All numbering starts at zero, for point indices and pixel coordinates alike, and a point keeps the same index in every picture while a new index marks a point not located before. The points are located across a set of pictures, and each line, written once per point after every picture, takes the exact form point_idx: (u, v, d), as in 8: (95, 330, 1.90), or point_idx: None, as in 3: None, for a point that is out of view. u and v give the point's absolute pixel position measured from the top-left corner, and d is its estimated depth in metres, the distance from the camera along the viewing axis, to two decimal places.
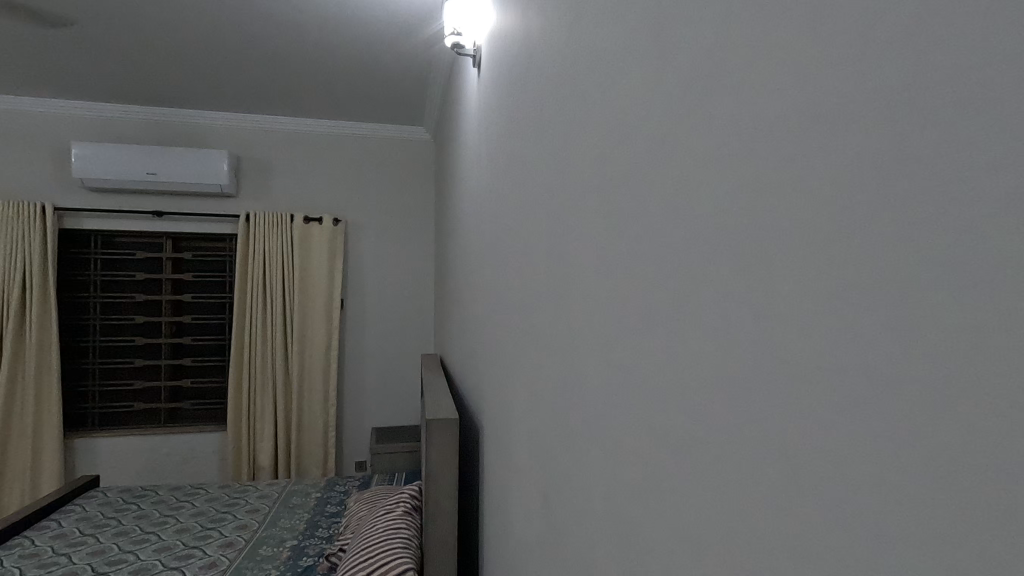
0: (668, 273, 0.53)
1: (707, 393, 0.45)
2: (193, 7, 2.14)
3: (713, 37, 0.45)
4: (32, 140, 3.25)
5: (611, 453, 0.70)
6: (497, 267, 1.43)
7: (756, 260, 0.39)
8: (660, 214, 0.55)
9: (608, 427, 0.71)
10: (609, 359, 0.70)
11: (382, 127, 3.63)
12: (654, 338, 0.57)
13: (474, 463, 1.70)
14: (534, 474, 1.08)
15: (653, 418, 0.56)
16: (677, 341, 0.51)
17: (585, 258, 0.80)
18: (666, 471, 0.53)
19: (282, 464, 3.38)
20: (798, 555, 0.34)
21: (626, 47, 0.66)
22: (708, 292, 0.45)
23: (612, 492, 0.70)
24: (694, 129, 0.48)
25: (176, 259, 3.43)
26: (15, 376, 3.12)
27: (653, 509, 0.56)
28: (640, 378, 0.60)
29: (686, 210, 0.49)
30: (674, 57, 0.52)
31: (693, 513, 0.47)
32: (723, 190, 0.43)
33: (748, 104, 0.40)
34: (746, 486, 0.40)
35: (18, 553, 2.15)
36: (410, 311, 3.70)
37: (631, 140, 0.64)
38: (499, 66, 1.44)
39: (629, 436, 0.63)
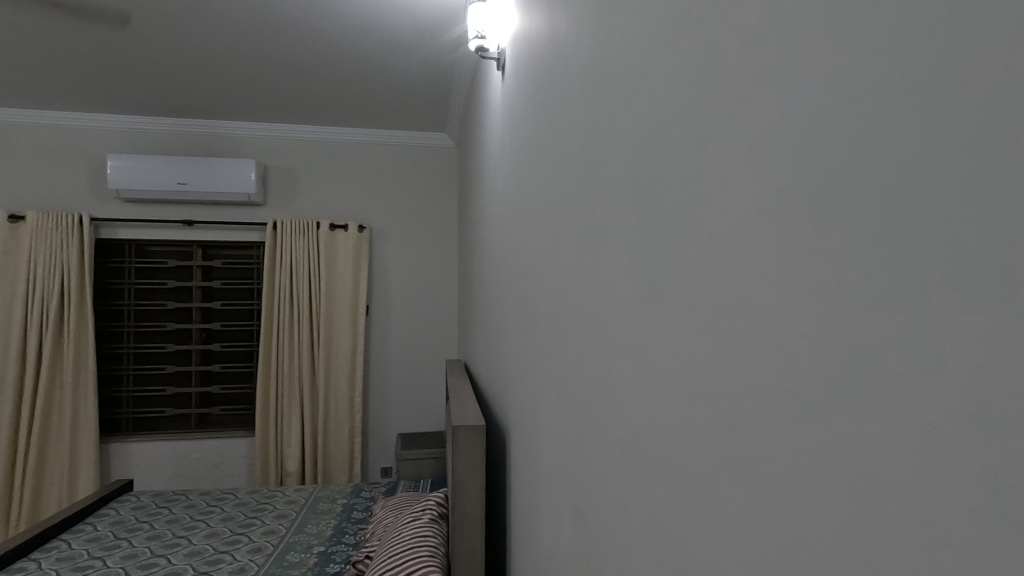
0: (707, 273, 0.51)
1: (758, 396, 0.42)
2: (218, 17, 2.16)
3: (762, 22, 0.43)
4: (70, 153, 3.36)
5: (645, 460, 0.68)
6: (523, 272, 1.41)
7: (806, 257, 0.37)
8: (697, 213, 0.53)
9: (642, 433, 0.69)
10: (643, 362, 0.68)
11: (406, 134, 3.65)
12: (691, 341, 0.55)
13: (501, 470, 1.68)
14: (563, 482, 1.05)
15: (695, 423, 0.54)
16: (717, 342, 0.49)
17: (617, 259, 0.77)
18: (708, 478, 0.50)
19: (310, 469, 3.40)
20: (864, 567, 0.32)
21: (658, 41, 0.64)
22: (754, 292, 0.43)
23: (647, 500, 0.68)
24: (735, 123, 0.46)
25: (206, 267, 3.49)
26: (54, 381, 3.21)
27: (693, 517, 0.54)
28: (676, 382, 0.58)
29: (727, 207, 0.47)
30: (714, 51, 0.51)
31: (740, 523, 0.45)
32: (769, 185, 0.41)
33: (797, 94, 0.38)
34: (799, 494, 0.38)
35: (55, 555, 2.20)
36: (435, 317, 3.70)
37: (665, 137, 0.62)
38: (525, 67, 1.42)
39: (665, 441, 0.61)
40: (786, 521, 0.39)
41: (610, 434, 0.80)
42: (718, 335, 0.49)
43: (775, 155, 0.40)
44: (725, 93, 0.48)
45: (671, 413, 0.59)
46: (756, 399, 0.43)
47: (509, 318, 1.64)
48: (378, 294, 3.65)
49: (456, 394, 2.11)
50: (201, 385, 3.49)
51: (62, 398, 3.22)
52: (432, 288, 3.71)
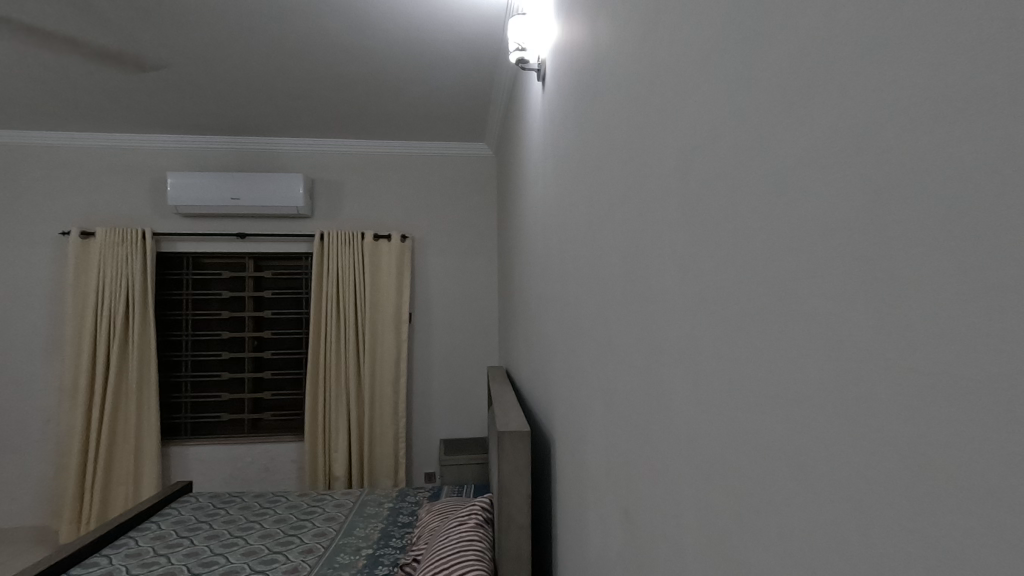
0: (756, 281, 0.52)
1: (813, 401, 0.43)
2: (268, 40, 2.26)
3: (812, 30, 0.43)
4: (133, 173, 3.57)
5: (694, 464, 0.68)
6: (567, 279, 1.43)
7: (856, 264, 0.38)
8: (745, 222, 0.54)
9: (690, 438, 0.70)
10: (691, 368, 0.69)
11: (446, 145, 3.73)
12: (741, 347, 0.55)
13: (546, 475, 1.69)
14: (612, 488, 1.06)
15: (750, 426, 0.54)
16: (768, 349, 0.50)
17: (665, 264, 0.78)
18: (763, 481, 0.51)
19: (356, 473, 3.48)
20: (926, 565, 0.32)
21: (703, 51, 0.65)
22: (806, 301, 0.44)
23: (696, 505, 0.68)
24: (785, 134, 0.47)
25: (258, 278, 3.65)
26: (120, 388, 3.41)
27: (745, 520, 0.55)
28: (724, 388, 0.59)
29: (778, 217, 0.48)
30: (762, 63, 0.51)
31: (794, 526, 0.46)
32: (819, 195, 0.42)
33: (845, 106, 0.39)
34: (852, 496, 0.38)
35: (124, 552, 2.33)
36: (476, 324, 3.74)
37: (710, 147, 0.63)
38: (567, 76, 1.43)
39: (715, 445, 0.62)
40: (843, 522, 0.39)
41: (660, 439, 0.80)
42: (771, 340, 0.49)
43: (828, 161, 0.41)
44: (774, 99, 0.49)
45: (724, 417, 0.60)
46: (813, 403, 0.43)
47: (552, 325, 1.65)
48: (420, 302, 3.72)
49: (500, 401, 2.13)
50: (254, 391, 3.64)
51: (128, 403, 3.42)
52: (472, 296, 3.76)
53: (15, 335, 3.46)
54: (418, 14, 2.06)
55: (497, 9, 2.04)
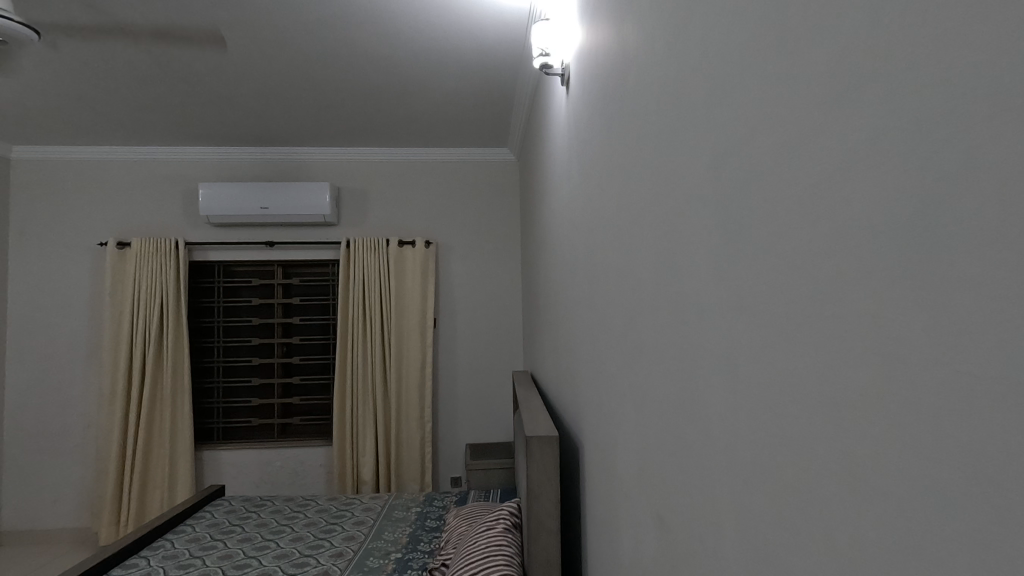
0: (796, 282, 0.52)
1: (861, 402, 0.43)
2: (296, 52, 2.31)
3: (855, 32, 0.43)
4: (166, 184, 3.68)
5: (732, 467, 0.68)
6: (595, 283, 1.42)
7: (906, 264, 0.38)
8: (785, 225, 0.54)
9: (726, 440, 0.69)
10: (727, 371, 0.68)
11: (468, 151, 3.76)
12: (780, 349, 0.55)
13: (575, 481, 1.68)
14: (645, 494, 1.05)
15: (790, 428, 0.53)
16: (810, 350, 0.50)
17: (699, 267, 0.77)
18: (807, 484, 0.50)
19: (383, 478, 3.51)
20: (993, 565, 0.32)
21: (738, 53, 0.65)
22: (852, 301, 0.43)
23: (734, 508, 0.68)
24: (825, 136, 0.47)
25: (286, 285, 3.72)
26: (156, 394, 3.50)
27: (788, 523, 0.54)
28: (763, 390, 0.59)
29: (819, 218, 0.48)
30: (800, 65, 0.51)
31: (842, 528, 0.45)
32: (864, 194, 0.42)
33: (892, 106, 0.39)
34: (907, 497, 0.38)
35: (162, 553, 2.39)
36: (500, 329, 3.75)
37: (745, 150, 0.62)
38: (592, 81, 1.43)
39: (754, 448, 0.62)
40: (897, 523, 0.39)
41: (695, 444, 0.79)
42: (813, 342, 0.49)
43: (875, 161, 0.41)
44: (815, 102, 0.48)
45: (763, 420, 0.59)
46: (864, 407, 0.43)
47: (579, 330, 1.64)
48: (445, 307, 3.75)
49: (526, 406, 2.13)
50: (283, 396, 3.70)
51: (163, 409, 3.51)
52: (496, 300, 3.77)
53: (57, 342, 3.59)
54: (441, 21, 2.08)
55: (520, 15, 2.05)
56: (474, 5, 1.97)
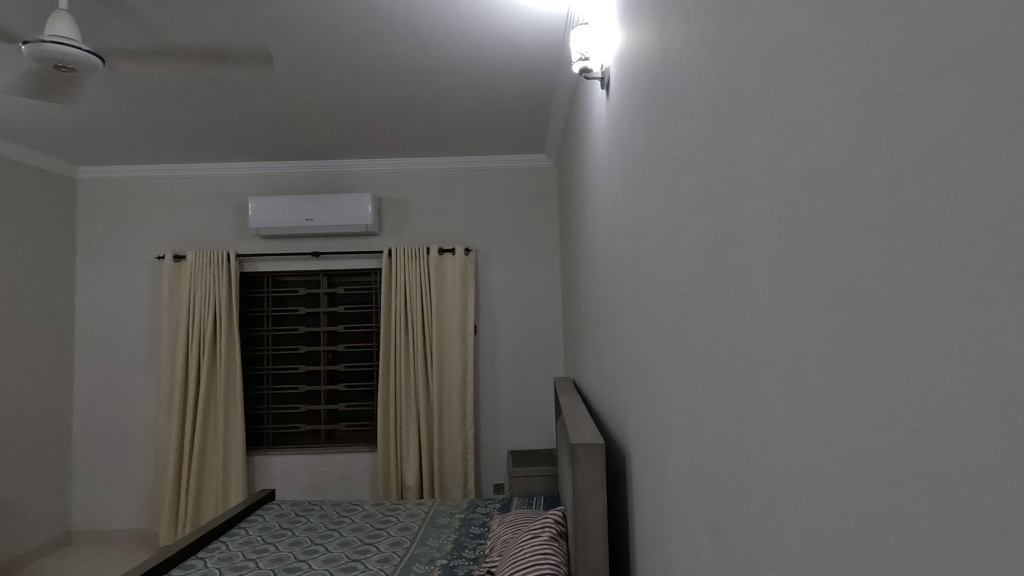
0: (861, 286, 0.50)
1: (943, 411, 0.41)
2: (338, 67, 2.37)
3: (925, 27, 0.41)
4: (217, 199, 3.83)
5: (792, 478, 0.65)
6: (640, 289, 1.40)
7: (996, 265, 0.36)
8: (847, 226, 0.52)
9: (784, 449, 0.67)
10: (785, 378, 0.66)
11: (506, 158, 3.77)
12: (846, 356, 0.53)
13: (623, 489, 1.65)
14: (699, 505, 1.01)
15: (858, 436, 0.51)
16: (877, 356, 0.48)
17: (754, 269, 0.74)
18: (879, 495, 0.48)
19: (427, 484, 3.54)
20: None
21: (788, 51, 0.63)
22: (929, 305, 0.41)
23: (793, 520, 0.65)
24: (890, 135, 0.45)
25: (331, 294, 3.81)
26: (210, 400, 3.64)
27: (857, 536, 0.52)
28: (827, 397, 0.57)
29: (885, 219, 0.46)
30: (859, 63, 0.49)
31: (922, 543, 0.43)
32: (939, 195, 0.40)
33: (974, 103, 0.37)
34: (1003, 511, 0.36)
35: (217, 555, 2.47)
36: (540, 335, 3.74)
37: (799, 150, 0.61)
38: (634, 82, 1.41)
39: (817, 457, 0.59)
40: (996, 539, 0.37)
41: (754, 455, 0.76)
42: (882, 347, 0.47)
43: (954, 158, 0.39)
44: (887, 91, 0.46)
45: (826, 428, 0.57)
46: (944, 415, 0.41)
47: (624, 335, 1.61)
48: (485, 314, 3.76)
49: (569, 413, 2.10)
50: (329, 403, 3.79)
51: (217, 415, 3.64)
52: (536, 307, 3.76)
53: (120, 352, 3.79)
54: (480, 30, 2.10)
55: (558, 20, 2.04)
56: (512, 11, 1.98)
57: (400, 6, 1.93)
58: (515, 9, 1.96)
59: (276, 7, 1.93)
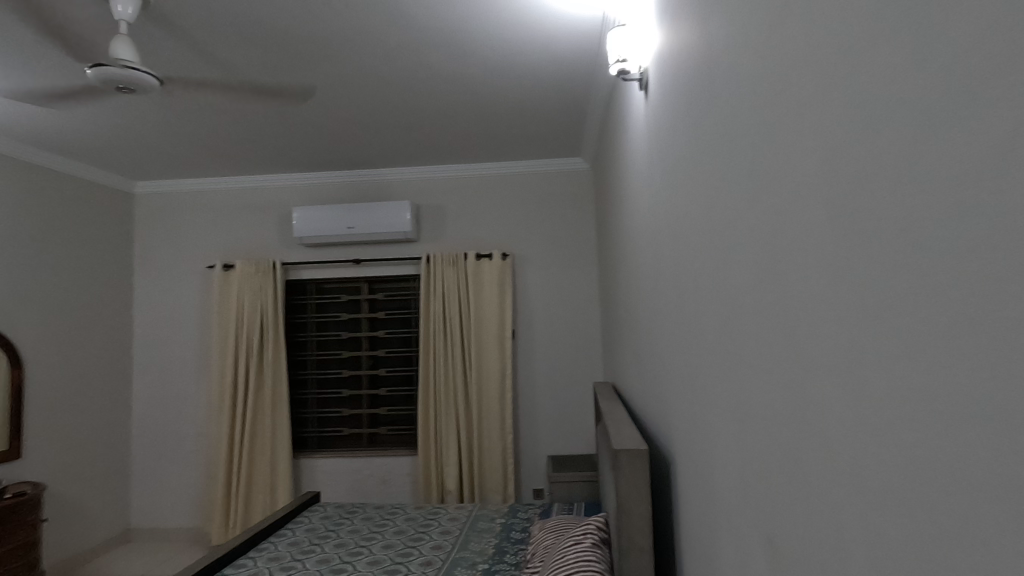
0: (920, 287, 0.48)
1: (1016, 418, 0.39)
2: (378, 78, 2.42)
3: (990, 19, 0.39)
4: (263, 210, 3.97)
5: (848, 487, 0.63)
6: (683, 293, 1.37)
7: None
8: (903, 227, 0.50)
9: (840, 457, 0.65)
10: (839, 383, 0.64)
11: (542, 163, 3.78)
12: (903, 361, 0.51)
13: (668, 496, 1.62)
14: (750, 514, 0.98)
15: (918, 443, 0.49)
16: (940, 361, 0.46)
17: (805, 270, 0.72)
18: (946, 505, 0.46)
19: (467, 488, 3.56)
20: None
21: (836, 47, 0.61)
22: (999, 308, 0.40)
23: (850, 530, 0.63)
24: (951, 132, 0.44)
25: (371, 300, 3.89)
26: (257, 404, 3.76)
27: (921, 549, 0.50)
28: (884, 403, 0.55)
29: (948, 219, 0.44)
30: (914, 58, 0.48)
31: (997, 557, 0.41)
32: (1008, 193, 0.39)
33: None
34: None
35: (266, 555, 2.55)
36: (578, 339, 3.71)
37: (850, 149, 0.59)
38: (675, 82, 1.39)
39: (874, 466, 0.57)
40: None
41: (808, 463, 0.73)
42: (945, 352, 0.45)
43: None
44: (946, 87, 0.44)
45: (885, 435, 0.55)
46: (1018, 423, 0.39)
47: (667, 339, 1.58)
48: (523, 318, 3.76)
49: (611, 418, 2.08)
50: (371, 407, 3.86)
51: (264, 419, 3.76)
52: (574, 311, 3.74)
53: (174, 357, 3.96)
54: (516, 37, 2.11)
55: (593, 23, 2.04)
56: (548, 17, 1.98)
57: (439, 17, 1.96)
58: (551, 14, 1.97)
59: (320, 23, 1.99)
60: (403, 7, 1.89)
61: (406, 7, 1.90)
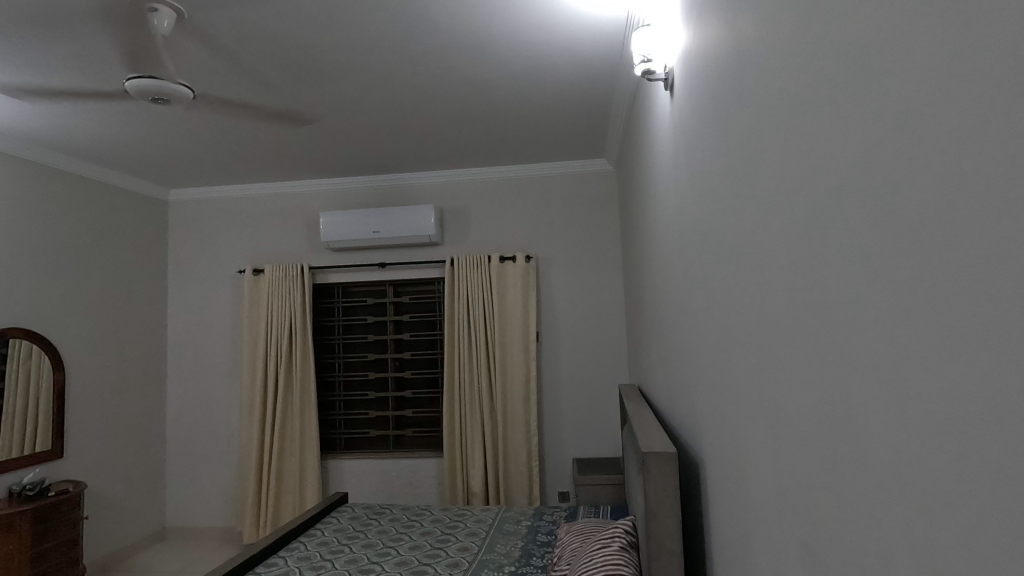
0: (978, 287, 0.47)
1: None
2: (402, 83, 2.46)
3: None
4: (291, 216, 4.05)
5: (893, 490, 0.62)
6: (713, 293, 1.35)
7: None
8: (956, 226, 0.49)
9: (883, 459, 0.63)
10: (882, 384, 0.63)
11: (565, 164, 3.77)
12: (957, 362, 0.50)
13: (698, 499, 1.60)
14: (785, 518, 0.96)
15: (975, 445, 0.48)
16: (1001, 362, 0.45)
17: (845, 269, 0.70)
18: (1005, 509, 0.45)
19: (492, 490, 3.56)
20: None
21: (878, 44, 0.60)
22: None
23: (895, 534, 0.62)
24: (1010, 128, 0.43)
25: (397, 303, 3.93)
26: (286, 406, 3.82)
27: (977, 554, 0.49)
28: (934, 405, 0.54)
29: (1007, 217, 0.43)
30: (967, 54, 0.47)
31: None
32: None
33: None
34: None
35: (297, 555, 2.59)
36: (603, 341, 3.69)
37: (895, 146, 0.58)
38: (701, 80, 1.37)
39: (923, 468, 0.56)
40: None
41: (848, 466, 0.72)
42: (1006, 351, 0.44)
43: None
44: (1004, 82, 0.43)
45: (935, 437, 0.54)
46: None
47: (696, 341, 1.57)
48: (547, 321, 3.76)
49: (638, 421, 2.06)
50: (397, 409, 3.90)
51: (294, 420, 3.82)
52: (598, 313, 3.72)
53: (206, 360, 4.06)
54: (540, 39, 2.12)
55: (617, 24, 2.04)
56: (571, 19, 1.99)
57: (463, 22, 1.98)
58: (575, 16, 1.97)
59: (346, 32, 2.03)
60: (428, 13, 1.91)
61: (431, 13, 1.92)
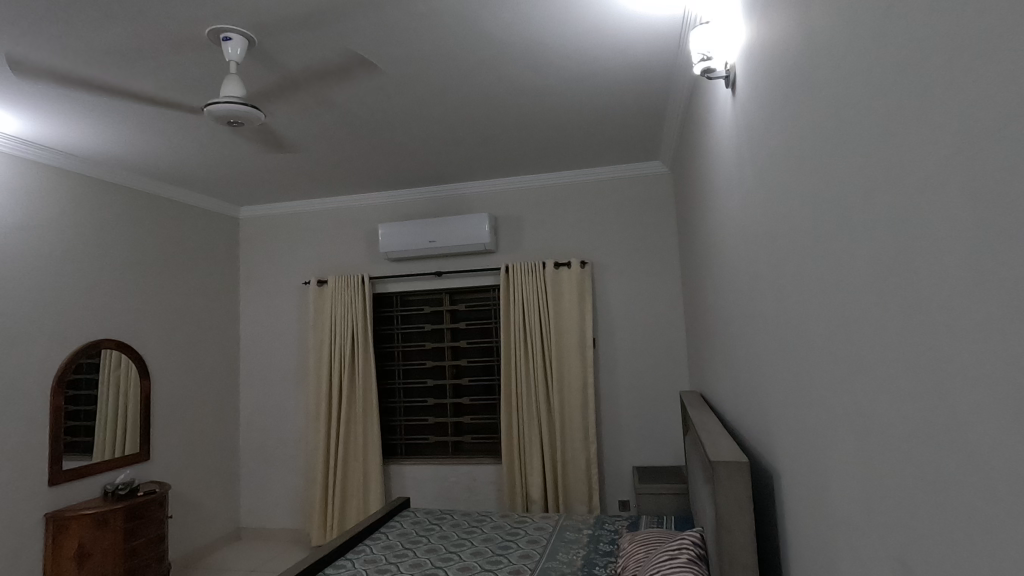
0: None
1: None
2: (459, 96, 2.51)
3: None
4: (352, 228, 4.20)
5: (1001, 505, 0.58)
6: (785, 296, 1.30)
7: None
8: None
9: (989, 472, 0.59)
10: (986, 391, 0.59)
11: (619, 168, 3.73)
12: None
13: (772, 511, 1.53)
14: (875, 533, 0.91)
15: None
16: None
17: (941, 268, 0.66)
18: None
19: (551, 498, 3.54)
20: None
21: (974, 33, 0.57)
22: None
23: (1005, 551, 0.58)
24: None
25: (453, 311, 4.00)
26: (350, 412, 3.95)
27: None
28: None
29: None
30: None
31: None
32: None
33: None
34: None
35: (363, 557, 2.66)
36: (662, 347, 3.61)
37: (995, 138, 0.55)
38: (767, 76, 1.33)
39: None
40: None
41: (948, 478, 0.67)
42: None
43: None
44: None
45: None
46: None
47: (766, 346, 1.51)
48: (603, 326, 3.72)
49: (703, 429, 2.00)
50: (455, 416, 3.95)
51: (357, 426, 3.94)
52: (656, 318, 3.64)
53: (275, 368, 4.25)
54: (593, 44, 2.12)
55: (672, 24, 2.01)
56: (624, 21, 1.97)
57: (516, 31, 2.01)
58: (630, 18, 1.96)
59: (404, 48, 2.10)
60: (483, 24, 1.95)
61: (485, 24, 1.95)
